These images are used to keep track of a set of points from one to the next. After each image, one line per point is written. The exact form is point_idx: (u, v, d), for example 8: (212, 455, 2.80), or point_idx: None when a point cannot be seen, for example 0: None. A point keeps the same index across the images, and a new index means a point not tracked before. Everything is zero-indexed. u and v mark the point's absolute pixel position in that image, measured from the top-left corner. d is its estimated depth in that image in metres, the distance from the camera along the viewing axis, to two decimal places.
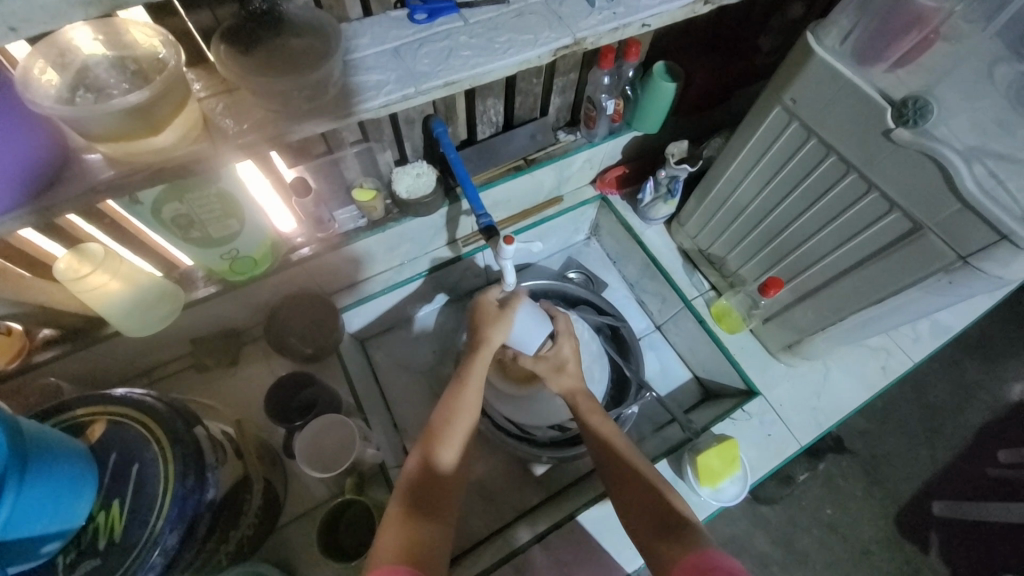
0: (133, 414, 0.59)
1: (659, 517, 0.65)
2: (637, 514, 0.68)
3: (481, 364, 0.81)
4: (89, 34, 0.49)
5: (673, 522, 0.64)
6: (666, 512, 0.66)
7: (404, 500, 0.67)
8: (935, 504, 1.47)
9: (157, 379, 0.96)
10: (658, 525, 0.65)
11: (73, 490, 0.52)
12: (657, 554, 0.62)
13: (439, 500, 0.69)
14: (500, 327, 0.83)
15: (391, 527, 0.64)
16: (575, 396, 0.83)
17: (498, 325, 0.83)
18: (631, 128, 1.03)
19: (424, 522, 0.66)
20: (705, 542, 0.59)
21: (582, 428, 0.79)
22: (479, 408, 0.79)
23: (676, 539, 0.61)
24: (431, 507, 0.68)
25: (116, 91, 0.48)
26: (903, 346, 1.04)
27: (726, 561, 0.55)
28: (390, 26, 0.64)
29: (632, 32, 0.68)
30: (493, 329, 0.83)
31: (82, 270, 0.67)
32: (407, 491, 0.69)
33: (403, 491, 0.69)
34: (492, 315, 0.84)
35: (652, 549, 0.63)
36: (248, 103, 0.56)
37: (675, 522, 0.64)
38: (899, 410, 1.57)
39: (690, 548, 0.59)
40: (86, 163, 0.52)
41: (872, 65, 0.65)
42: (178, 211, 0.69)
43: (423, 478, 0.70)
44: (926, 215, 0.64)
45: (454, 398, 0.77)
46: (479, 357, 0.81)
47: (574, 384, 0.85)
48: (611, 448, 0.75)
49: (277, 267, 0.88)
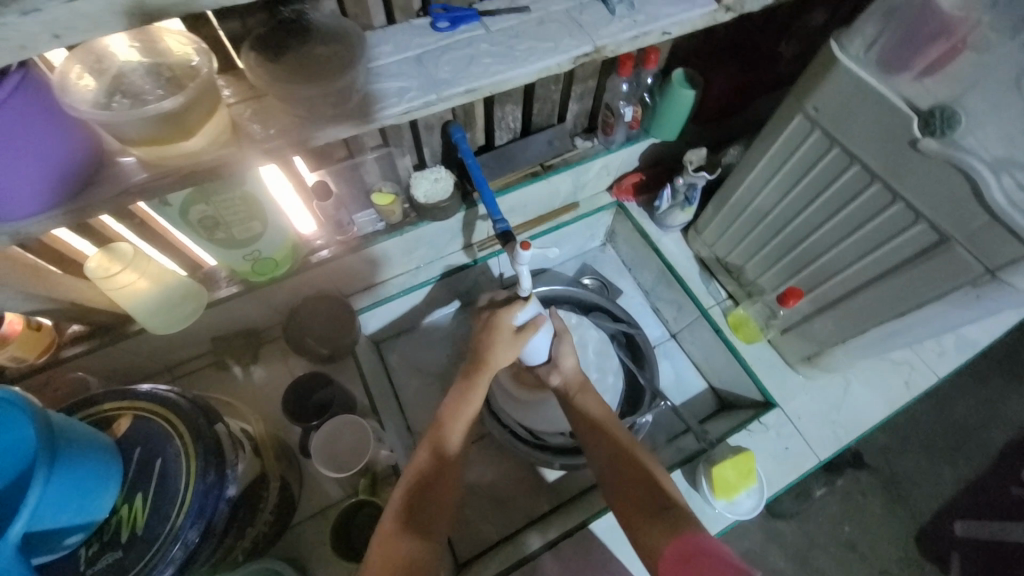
0: (157, 409, 0.61)
1: (648, 500, 0.67)
2: (622, 492, 0.69)
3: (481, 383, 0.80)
4: (126, 42, 0.51)
5: (661, 502, 0.66)
6: (655, 495, 0.67)
7: (398, 516, 0.66)
8: (957, 523, 1.42)
9: (178, 376, 0.98)
10: (644, 505, 0.67)
11: (98, 482, 0.54)
12: (643, 534, 0.63)
13: (429, 512, 0.68)
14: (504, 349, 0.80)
15: (379, 553, 0.62)
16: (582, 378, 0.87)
17: (500, 347, 0.80)
18: (649, 135, 1.03)
19: (416, 536, 0.65)
20: (692, 526, 0.61)
21: (570, 408, 0.84)
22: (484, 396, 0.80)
23: (663, 520, 0.63)
24: (422, 526, 0.67)
25: (150, 96, 0.49)
26: (927, 360, 1.01)
27: (715, 543, 0.57)
28: (414, 34, 0.66)
29: (653, 40, 0.68)
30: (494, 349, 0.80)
31: (111, 269, 0.69)
32: (406, 499, 0.68)
33: (400, 499, 0.68)
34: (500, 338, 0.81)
35: (638, 527, 0.65)
36: (275, 109, 0.58)
37: (663, 503, 0.66)
38: (921, 426, 1.52)
39: (677, 530, 0.61)
40: (120, 166, 0.54)
41: (897, 73, 0.64)
42: (204, 213, 0.71)
43: (431, 476, 0.71)
44: (953, 226, 0.63)
45: (462, 394, 0.79)
46: (476, 379, 0.79)
47: (573, 388, 0.86)
48: (603, 433, 0.77)
49: (297, 268, 0.90)
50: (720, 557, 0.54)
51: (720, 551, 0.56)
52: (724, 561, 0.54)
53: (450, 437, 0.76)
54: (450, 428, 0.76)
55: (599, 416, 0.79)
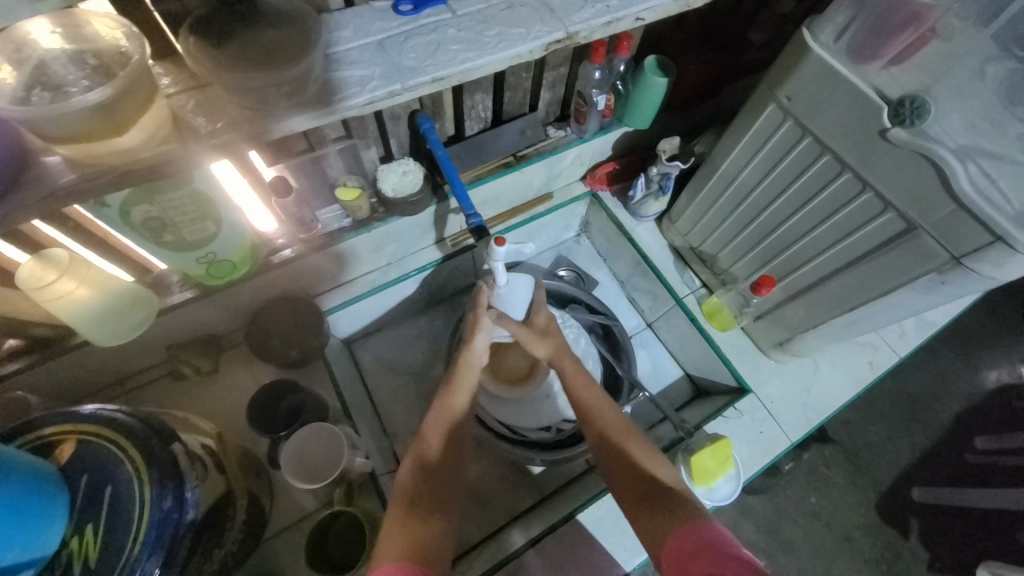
0: (104, 432, 0.55)
1: (647, 489, 0.68)
2: (623, 483, 0.70)
3: (465, 375, 0.82)
4: (46, 28, 0.45)
5: (662, 492, 0.66)
6: (651, 484, 0.68)
7: (403, 505, 0.67)
8: (915, 490, 1.51)
9: (132, 389, 0.91)
10: (647, 495, 0.67)
11: (41, 516, 0.49)
12: (647, 524, 0.64)
13: (434, 504, 0.68)
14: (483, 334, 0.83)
15: (391, 540, 0.62)
16: (562, 360, 0.83)
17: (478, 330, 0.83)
18: (622, 124, 1.01)
19: (423, 522, 0.65)
20: (696, 513, 0.62)
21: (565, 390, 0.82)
22: (473, 388, 0.82)
23: (665, 509, 0.64)
24: (427, 509, 0.67)
25: (74, 88, 0.44)
26: (889, 341, 1.05)
27: (718, 533, 0.58)
28: (374, 18, 0.61)
29: (626, 26, 0.65)
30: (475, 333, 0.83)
31: (45, 279, 0.62)
32: (401, 504, 0.67)
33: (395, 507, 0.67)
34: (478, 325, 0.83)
35: (642, 517, 0.66)
36: (222, 100, 0.52)
37: (665, 491, 0.67)
38: (881, 400, 1.60)
39: (681, 519, 0.61)
40: (45, 166, 0.47)
41: (868, 62, 0.64)
42: (149, 214, 0.65)
43: (423, 474, 0.71)
44: (920, 215, 0.64)
45: (448, 388, 0.80)
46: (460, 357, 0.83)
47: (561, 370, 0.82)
48: (594, 421, 0.76)
49: (258, 269, 0.84)
50: (728, 551, 0.55)
51: (725, 542, 0.56)
52: (730, 554, 0.54)
53: (434, 426, 0.76)
54: (434, 420, 0.77)
55: (589, 401, 0.78)
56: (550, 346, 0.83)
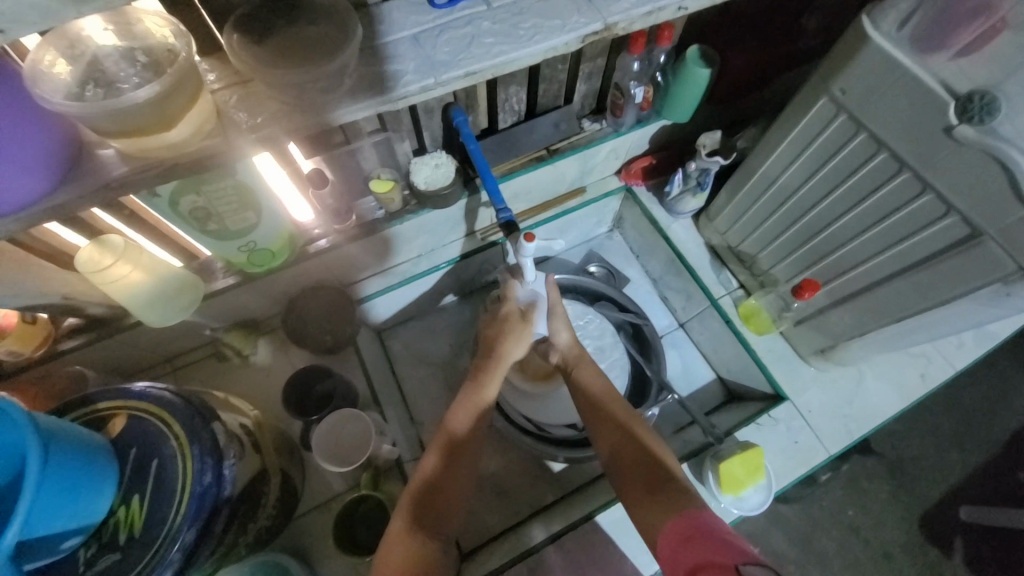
0: (151, 408, 0.59)
1: (648, 474, 0.68)
2: (625, 467, 0.70)
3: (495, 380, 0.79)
4: (99, 24, 0.48)
5: (664, 480, 0.66)
6: (654, 469, 0.68)
7: (406, 515, 0.66)
8: (963, 509, 1.41)
9: (179, 367, 0.97)
10: (647, 481, 0.67)
11: (92, 486, 0.53)
12: (646, 514, 0.64)
13: (441, 503, 0.68)
14: (517, 344, 0.81)
15: (396, 543, 0.63)
16: (577, 350, 0.85)
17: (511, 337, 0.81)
18: (661, 117, 0.97)
19: (429, 534, 0.65)
20: (694, 504, 0.61)
21: (572, 384, 0.83)
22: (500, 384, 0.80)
23: (664, 499, 0.64)
24: (433, 517, 0.67)
25: (126, 85, 0.46)
26: (944, 353, 0.98)
27: (712, 520, 0.58)
28: (409, 12, 0.61)
29: (668, 15, 0.63)
30: (506, 342, 0.81)
31: (104, 262, 0.67)
32: (412, 501, 0.68)
33: (410, 501, 0.67)
34: (514, 330, 0.81)
35: (641, 508, 0.65)
36: (263, 96, 0.54)
37: (665, 480, 0.66)
38: (931, 413, 1.50)
39: (678, 509, 0.61)
40: (100, 159, 0.51)
41: (934, 54, 0.59)
42: (196, 204, 0.68)
43: (440, 471, 0.70)
44: (985, 220, 0.59)
45: (478, 383, 0.79)
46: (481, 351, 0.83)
47: (570, 360, 0.84)
48: (608, 409, 0.76)
49: (295, 258, 0.87)
50: (721, 537, 0.55)
51: (719, 528, 0.56)
52: (722, 539, 0.54)
53: (459, 422, 0.75)
54: (458, 412, 0.76)
55: (595, 395, 0.78)
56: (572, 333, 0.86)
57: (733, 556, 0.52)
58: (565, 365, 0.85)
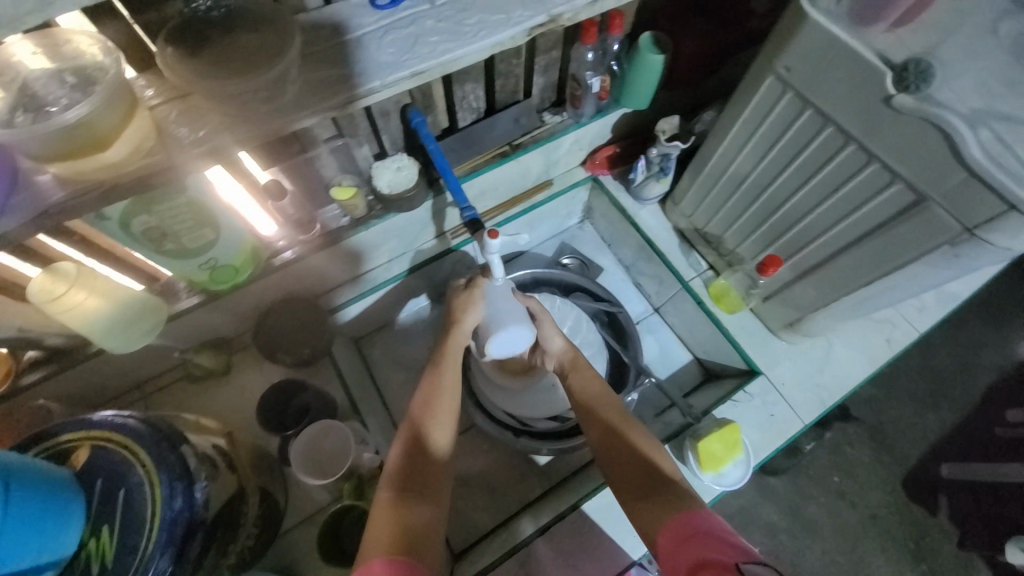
0: (114, 437, 0.58)
1: (641, 476, 0.68)
2: (617, 469, 0.70)
3: (453, 346, 0.83)
4: (29, 49, 0.46)
5: (657, 480, 0.66)
6: (648, 471, 0.68)
7: (392, 486, 0.67)
8: (943, 466, 1.46)
9: (150, 393, 0.95)
10: (640, 483, 0.67)
11: (58, 520, 0.51)
12: (642, 514, 0.64)
13: (425, 486, 0.69)
14: (472, 307, 0.84)
15: (377, 525, 0.62)
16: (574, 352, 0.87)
17: (470, 306, 0.84)
18: (619, 106, 0.98)
19: (413, 505, 0.65)
20: (690, 503, 0.61)
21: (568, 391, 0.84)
22: (461, 372, 0.82)
23: (659, 499, 0.64)
24: (419, 494, 0.67)
25: (54, 107, 0.44)
26: (908, 317, 1.01)
27: (711, 519, 0.57)
28: (353, 14, 0.60)
29: (612, 3, 0.63)
30: (465, 311, 0.84)
31: (56, 290, 0.65)
32: (395, 482, 0.68)
33: (390, 481, 0.68)
34: (464, 296, 0.85)
35: (637, 508, 0.65)
36: (203, 108, 0.53)
37: (660, 481, 0.66)
38: (905, 376, 1.55)
39: (674, 508, 0.61)
40: (37, 185, 0.49)
41: (869, 26, 0.60)
42: (148, 224, 0.67)
43: (411, 452, 0.72)
44: (930, 186, 0.61)
45: (437, 370, 0.80)
46: (451, 342, 0.83)
47: (567, 366, 0.86)
48: (596, 416, 0.77)
49: (260, 273, 0.86)
50: (721, 537, 0.55)
51: (719, 528, 0.56)
52: (722, 539, 0.55)
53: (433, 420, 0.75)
54: (426, 406, 0.76)
55: (588, 397, 0.80)
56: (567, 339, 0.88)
57: (734, 555, 0.52)
58: (562, 371, 0.86)
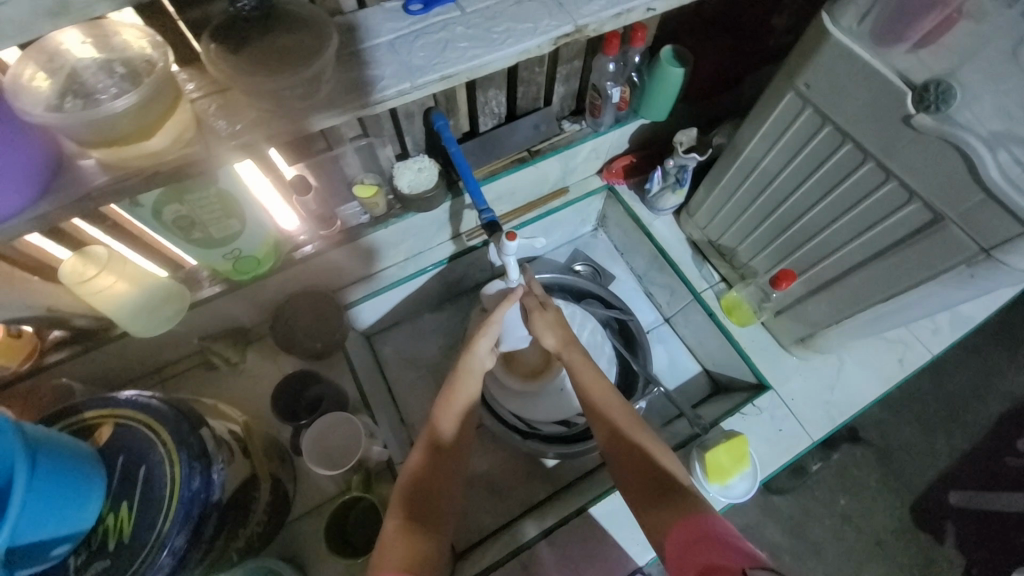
0: (138, 416, 0.59)
1: (651, 479, 0.68)
2: (628, 474, 0.70)
3: (472, 361, 0.83)
4: (78, 38, 0.49)
5: (667, 484, 0.66)
6: (657, 475, 0.68)
7: (402, 505, 0.66)
8: (952, 493, 1.44)
9: (166, 378, 0.97)
10: (652, 487, 0.67)
11: (79, 494, 0.53)
12: (651, 518, 0.64)
13: (433, 505, 0.68)
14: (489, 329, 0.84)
15: (388, 545, 0.61)
16: (570, 351, 0.84)
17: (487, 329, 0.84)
18: (638, 116, 1.00)
19: (423, 536, 0.63)
20: (700, 506, 0.61)
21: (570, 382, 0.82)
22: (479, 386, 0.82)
23: (670, 503, 0.64)
24: (424, 522, 0.65)
25: (104, 95, 0.47)
26: (921, 338, 1.01)
27: (722, 525, 0.57)
28: (385, 19, 0.62)
29: (637, 17, 0.65)
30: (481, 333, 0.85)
31: (87, 272, 0.67)
32: (405, 500, 0.67)
33: (401, 493, 0.68)
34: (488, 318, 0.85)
35: (646, 511, 0.66)
36: (241, 103, 0.55)
37: (670, 486, 0.66)
38: (916, 399, 1.53)
39: (683, 511, 0.61)
40: (80, 169, 0.51)
41: (891, 46, 0.61)
42: (179, 212, 0.69)
43: (427, 467, 0.71)
44: (947, 205, 0.61)
45: (450, 392, 0.78)
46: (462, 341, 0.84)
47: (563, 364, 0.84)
48: (604, 419, 0.75)
49: (280, 265, 0.88)
50: (730, 543, 0.54)
51: (728, 534, 0.56)
52: (729, 544, 0.54)
53: (446, 431, 0.75)
54: (444, 414, 0.76)
55: (596, 399, 0.78)
56: (560, 335, 0.86)
57: (740, 559, 0.52)
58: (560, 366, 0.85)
